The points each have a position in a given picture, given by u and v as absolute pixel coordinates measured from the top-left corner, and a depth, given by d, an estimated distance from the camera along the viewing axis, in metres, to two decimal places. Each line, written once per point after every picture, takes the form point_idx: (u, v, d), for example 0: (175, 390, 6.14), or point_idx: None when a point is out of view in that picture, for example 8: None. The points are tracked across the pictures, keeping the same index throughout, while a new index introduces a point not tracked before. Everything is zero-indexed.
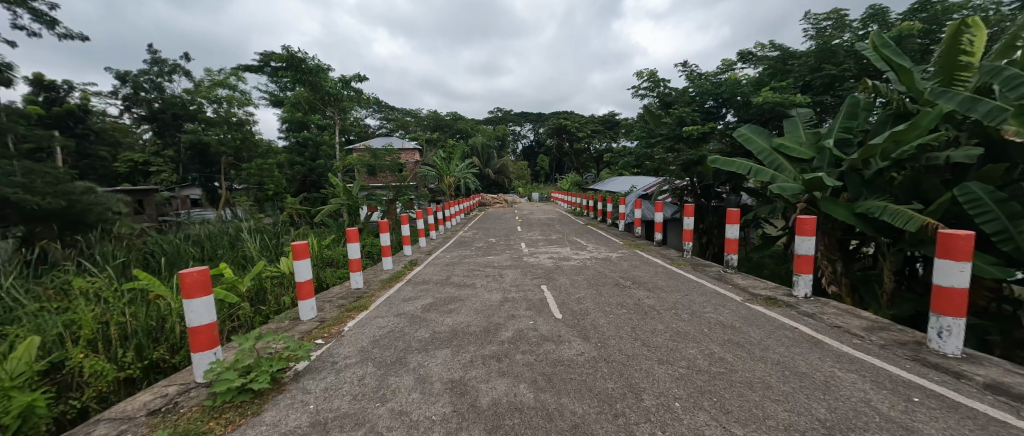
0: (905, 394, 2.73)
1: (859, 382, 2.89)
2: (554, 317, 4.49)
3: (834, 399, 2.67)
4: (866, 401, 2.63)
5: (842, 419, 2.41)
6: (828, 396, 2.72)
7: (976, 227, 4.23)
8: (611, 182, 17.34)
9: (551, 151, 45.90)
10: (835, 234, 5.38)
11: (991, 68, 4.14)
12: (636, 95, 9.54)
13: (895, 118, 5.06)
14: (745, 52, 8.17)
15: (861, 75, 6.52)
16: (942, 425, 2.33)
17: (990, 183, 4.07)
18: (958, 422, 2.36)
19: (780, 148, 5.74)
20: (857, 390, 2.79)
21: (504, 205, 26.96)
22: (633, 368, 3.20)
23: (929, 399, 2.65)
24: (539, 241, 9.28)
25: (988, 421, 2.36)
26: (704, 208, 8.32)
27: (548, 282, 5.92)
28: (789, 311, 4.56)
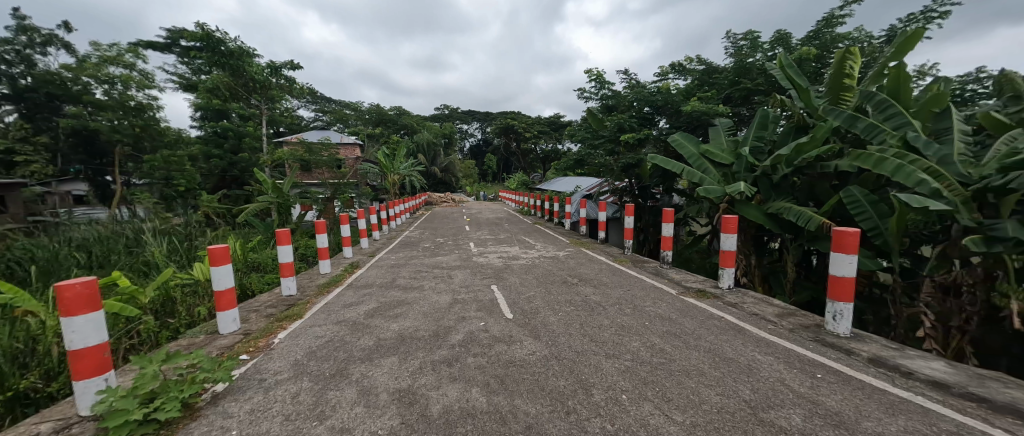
0: (810, 371, 3.11)
1: (775, 364, 3.24)
2: (505, 317, 4.45)
3: (757, 380, 2.96)
4: (782, 381, 2.95)
5: (763, 398, 2.67)
6: (751, 378, 3.01)
7: (856, 224, 4.98)
8: (558, 182, 17.78)
9: (498, 151, 46.00)
10: (750, 232, 6.03)
11: (867, 92, 4.89)
12: (581, 96, 9.85)
13: (796, 129, 5.77)
14: (678, 64, 8.74)
15: (770, 90, 7.33)
16: (840, 396, 2.69)
17: (867, 187, 4.80)
18: (850, 393, 2.74)
19: (706, 154, 6.26)
20: (774, 371, 3.12)
21: (452, 204, 26.39)
22: (584, 364, 3.26)
23: (828, 374, 3.05)
24: (487, 240, 9.23)
25: (871, 390, 2.77)
26: (641, 208, 8.84)
27: (498, 282, 5.87)
28: (716, 302, 5.00)
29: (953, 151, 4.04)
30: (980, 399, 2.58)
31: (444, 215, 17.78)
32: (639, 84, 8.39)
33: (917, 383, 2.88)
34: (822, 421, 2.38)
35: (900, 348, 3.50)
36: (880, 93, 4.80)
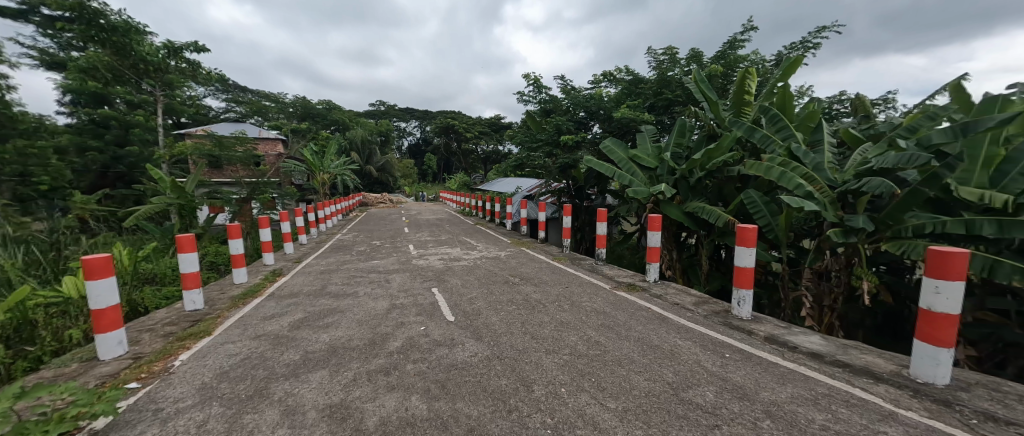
0: (721, 351, 3.52)
1: (692, 348, 3.61)
2: (447, 320, 4.37)
3: (678, 363, 3.27)
4: (699, 362, 3.29)
5: (684, 379, 2.96)
6: (673, 362, 3.31)
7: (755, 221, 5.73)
8: (498, 183, 17.92)
9: (437, 151, 44.95)
10: (672, 229, 6.63)
11: (762, 107, 5.65)
12: (520, 100, 10.05)
13: (708, 138, 6.47)
14: (608, 73, 9.31)
15: (686, 102, 8.14)
16: (743, 372, 3.08)
17: (762, 189, 5.56)
18: (751, 368, 3.15)
19: (634, 158, 6.75)
20: (692, 354, 3.47)
21: (389, 205, 25.17)
22: (525, 362, 3.31)
23: (735, 353, 3.48)
24: (427, 242, 8.99)
25: (767, 364, 3.22)
26: (578, 208, 9.24)
27: (439, 284, 5.74)
28: (643, 294, 5.42)
29: (824, 160, 4.84)
30: (845, 364, 3.13)
31: (382, 216, 16.91)
32: (574, 90, 8.79)
33: (800, 355, 3.40)
34: (730, 394, 2.70)
35: (788, 326, 4.11)
36: (771, 108, 5.58)
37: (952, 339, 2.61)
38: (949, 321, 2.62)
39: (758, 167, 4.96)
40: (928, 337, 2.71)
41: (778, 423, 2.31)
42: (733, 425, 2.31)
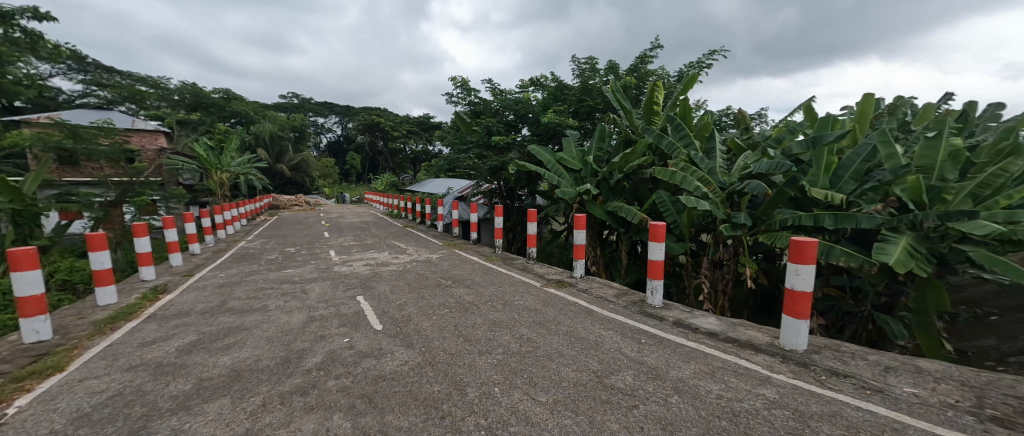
0: (637, 338, 3.88)
1: (614, 337, 3.93)
2: (374, 329, 4.14)
3: (602, 352, 3.53)
4: (619, 350, 3.59)
5: (607, 367, 3.20)
6: (597, 351, 3.57)
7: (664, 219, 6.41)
8: (428, 184, 17.43)
9: (360, 149, 42.14)
10: (595, 227, 7.11)
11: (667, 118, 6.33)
12: (448, 101, 9.92)
13: (624, 143, 7.06)
14: (535, 78, 9.63)
15: (606, 110, 8.78)
16: (656, 354, 3.44)
17: (669, 191, 6.24)
18: (663, 350, 3.53)
19: (560, 161, 7.09)
20: (613, 343, 3.77)
21: (306, 207, 22.92)
22: (459, 368, 3.27)
23: (648, 338, 3.86)
24: (350, 247, 8.39)
25: (675, 345, 3.64)
26: (509, 208, 9.42)
27: (365, 292, 5.39)
28: (571, 290, 5.74)
29: (716, 165, 5.60)
30: (734, 340, 3.67)
31: (298, 220, 15.35)
32: (503, 93, 8.94)
33: (700, 335, 3.90)
34: (645, 376, 2.99)
35: (691, 310, 4.69)
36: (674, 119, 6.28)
37: (808, 312, 3.24)
38: (806, 297, 3.24)
39: (665, 171, 5.54)
40: (792, 312, 3.29)
41: (684, 397, 2.63)
42: (648, 403, 2.56)
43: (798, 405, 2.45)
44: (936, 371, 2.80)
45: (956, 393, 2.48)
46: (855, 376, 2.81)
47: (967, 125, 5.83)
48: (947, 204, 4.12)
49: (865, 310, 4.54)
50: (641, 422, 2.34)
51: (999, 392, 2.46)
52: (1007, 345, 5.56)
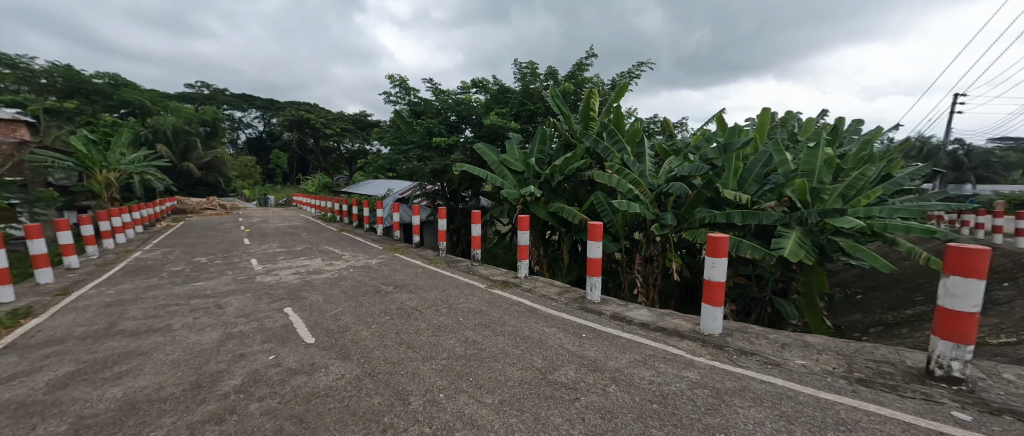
0: (577, 332, 4.05)
1: (557, 333, 4.04)
2: (305, 343, 3.77)
3: (545, 349, 3.60)
4: (561, 345, 3.70)
5: (550, 364, 3.25)
6: (540, 348, 3.64)
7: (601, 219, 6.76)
8: (365, 186, 16.50)
9: (286, 147, 38.61)
10: (538, 227, 7.28)
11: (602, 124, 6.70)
12: (386, 100, 9.51)
13: (564, 147, 7.32)
14: (477, 80, 9.58)
15: (546, 114, 9.03)
16: (595, 347, 3.60)
17: (605, 192, 6.61)
18: (601, 343, 3.70)
19: (504, 162, 7.13)
20: (556, 339, 3.86)
21: (223, 211, 20.42)
22: (402, 375, 3.10)
23: (588, 332, 4.04)
24: (276, 254, 7.62)
25: (614, 338, 3.82)
26: (453, 210, 9.28)
27: (294, 303, 4.93)
28: (516, 290, 5.83)
29: (646, 168, 6.05)
30: (663, 329, 3.99)
31: (213, 225, 13.63)
32: (445, 93, 8.79)
33: (634, 326, 4.18)
34: (586, 368, 3.09)
35: (625, 304, 5.01)
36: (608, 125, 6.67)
37: (720, 299, 3.63)
38: (719, 285, 3.64)
39: (601, 173, 5.85)
40: (708, 300, 3.66)
41: (621, 385, 2.76)
42: (589, 395, 2.64)
43: (715, 383, 2.71)
44: (819, 344, 3.31)
45: (834, 361, 2.94)
46: (760, 353, 3.21)
47: (838, 137, 6.99)
48: (825, 203, 4.90)
49: (767, 295, 5.24)
50: (583, 413, 2.40)
51: (864, 358, 2.96)
52: (870, 319, 6.76)
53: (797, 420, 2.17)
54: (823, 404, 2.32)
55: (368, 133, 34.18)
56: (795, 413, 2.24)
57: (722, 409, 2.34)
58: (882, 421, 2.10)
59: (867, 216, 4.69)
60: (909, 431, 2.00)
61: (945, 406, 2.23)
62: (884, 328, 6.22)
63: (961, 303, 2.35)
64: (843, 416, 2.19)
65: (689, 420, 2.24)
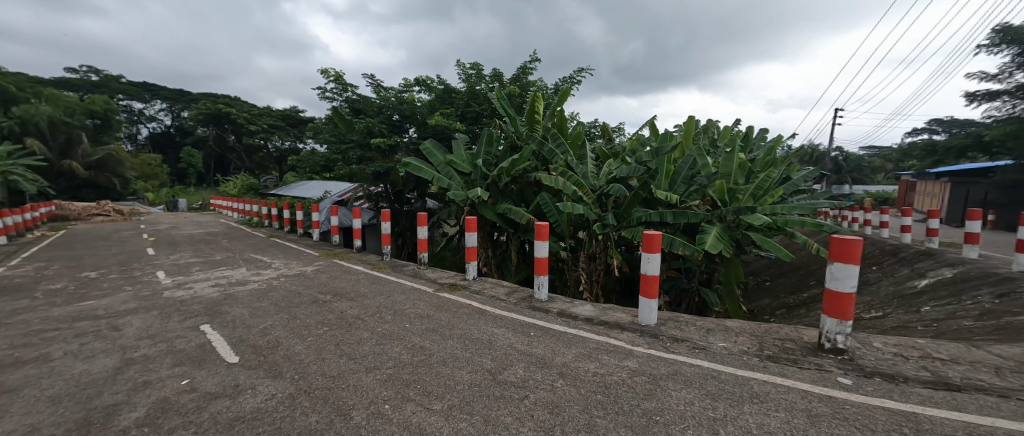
0: (525, 331, 3.41)
1: (503, 333, 3.33)
2: (222, 367, 2.54)
3: (490, 349, 2.88)
4: (511, 345, 3.00)
5: (501, 365, 2.57)
6: (485, 349, 2.90)
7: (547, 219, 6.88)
8: (298, 188, 15.19)
9: (200, 144, 34.23)
10: (486, 229, 7.22)
11: (546, 127, 6.84)
12: (321, 95, 8.86)
13: (510, 148, 7.35)
14: (420, 78, 9.27)
15: (492, 116, 9.01)
16: (547, 346, 2.99)
17: (551, 193, 6.73)
18: (551, 340, 3.16)
19: (451, 163, 6.97)
20: (504, 339, 3.16)
21: (121, 217, 17.48)
22: (312, 372, 2.41)
23: (537, 330, 3.43)
24: (188, 265, 6.63)
25: (564, 336, 3.30)
26: (398, 213, 8.92)
27: (213, 320, 3.61)
28: (466, 292, 5.26)
29: (588, 170, 6.29)
30: (603, 322, 3.79)
31: (106, 234, 11.56)
32: (386, 91, 8.41)
33: (579, 322, 3.89)
34: (531, 367, 2.56)
35: (572, 301, 4.78)
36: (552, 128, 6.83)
37: (656, 291, 3.57)
38: (653, 278, 3.59)
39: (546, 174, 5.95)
40: (644, 292, 3.61)
41: (568, 380, 2.34)
42: (539, 392, 2.18)
43: (650, 370, 2.52)
44: (737, 327, 3.42)
45: (749, 342, 3.05)
46: (689, 339, 3.21)
47: (749, 144, 7.88)
48: (740, 202, 5.49)
49: (694, 286, 5.72)
50: (530, 408, 1.97)
51: (772, 337, 3.14)
52: (777, 303, 7.68)
53: (720, 397, 2.11)
54: (740, 381, 2.33)
55: (299, 131, 31.58)
56: (716, 391, 2.18)
57: (656, 393, 2.15)
58: (786, 392, 2.17)
59: (772, 213, 5.33)
60: (807, 397, 2.10)
61: (834, 373, 2.44)
62: (788, 310, 7.11)
63: (842, 284, 2.68)
64: (756, 389, 2.21)
65: (629, 407, 2.00)
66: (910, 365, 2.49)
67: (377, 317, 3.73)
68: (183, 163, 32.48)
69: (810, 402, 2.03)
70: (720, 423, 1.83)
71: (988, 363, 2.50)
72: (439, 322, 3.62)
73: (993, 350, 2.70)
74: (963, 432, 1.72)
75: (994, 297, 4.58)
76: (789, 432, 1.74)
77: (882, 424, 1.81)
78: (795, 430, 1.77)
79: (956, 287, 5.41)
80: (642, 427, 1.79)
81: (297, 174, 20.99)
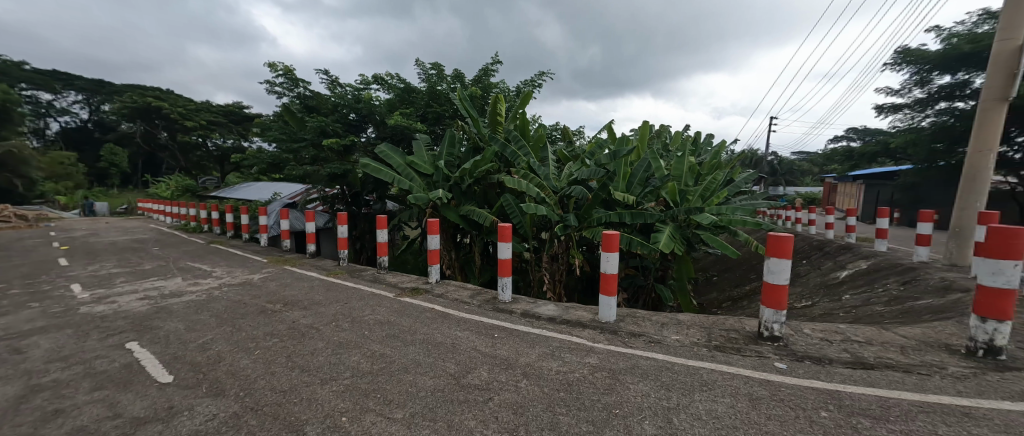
0: (490, 333, 3.40)
1: (468, 335, 3.32)
2: (152, 386, 2.30)
3: (456, 353, 2.85)
4: (474, 348, 2.98)
5: (464, 368, 2.56)
6: (451, 353, 2.86)
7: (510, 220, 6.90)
8: (243, 190, 14.10)
9: (125, 141, 30.76)
10: (449, 231, 7.10)
11: (508, 128, 6.86)
12: (269, 89, 8.30)
13: (473, 150, 7.29)
14: (378, 76, 8.95)
15: (454, 117, 8.90)
16: (510, 347, 3.00)
17: (514, 194, 6.74)
18: (513, 341, 3.19)
19: (412, 165, 6.80)
20: (468, 342, 3.13)
21: (27, 223, 15.27)
22: (259, 387, 2.25)
23: (501, 332, 3.45)
24: (111, 276, 5.94)
25: (530, 335, 3.35)
26: (355, 215, 8.58)
27: (140, 336, 3.27)
28: (428, 296, 5.14)
29: (550, 172, 6.39)
30: (566, 321, 3.87)
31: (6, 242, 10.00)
32: (342, 88, 8.05)
33: (543, 321, 3.93)
34: (498, 368, 2.57)
35: (535, 301, 4.84)
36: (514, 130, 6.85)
37: (616, 288, 3.69)
38: (613, 277, 3.71)
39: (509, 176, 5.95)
40: (604, 291, 3.72)
41: (532, 380, 2.37)
42: (503, 393, 2.19)
43: (610, 365, 2.61)
44: (688, 320, 3.63)
45: (698, 334, 3.26)
46: (645, 334, 3.36)
47: (698, 148, 8.40)
48: (690, 202, 5.82)
49: (650, 282, 6.04)
50: (494, 411, 1.97)
51: (719, 328, 3.38)
52: (723, 296, 8.26)
53: (674, 387, 2.23)
54: (692, 370, 2.48)
55: (243, 128, 29.35)
56: (671, 381, 2.31)
57: (616, 387, 2.24)
58: (731, 378, 2.35)
59: (718, 213, 5.72)
60: (749, 382, 2.28)
61: (771, 359, 2.68)
62: (732, 302, 7.67)
63: (776, 278, 2.96)
64: (705, 378, 2.36)
65: (590, 402, 2.06)
66: (834, 348, 2.78)
67: (333, 326, 3.56)
68: (104, 161, 29.05)
69: (751, 386, 2.21)
70: (673, 412, 1.93)
71: (895, 343, 2.85)
72: (400, 327, 3.53)
73: (899, 331, 3.08)
74: (875, 405, 1.95)
75: (899, 285, 5.22)
76: (735, 416, 1.87)
77: (811, 402, 2.01)
78: (739, 412, 1.91)
79: (870, 276, 6.11)
80: (602, 420, 1.85)
81: (241, 175, 19.50)
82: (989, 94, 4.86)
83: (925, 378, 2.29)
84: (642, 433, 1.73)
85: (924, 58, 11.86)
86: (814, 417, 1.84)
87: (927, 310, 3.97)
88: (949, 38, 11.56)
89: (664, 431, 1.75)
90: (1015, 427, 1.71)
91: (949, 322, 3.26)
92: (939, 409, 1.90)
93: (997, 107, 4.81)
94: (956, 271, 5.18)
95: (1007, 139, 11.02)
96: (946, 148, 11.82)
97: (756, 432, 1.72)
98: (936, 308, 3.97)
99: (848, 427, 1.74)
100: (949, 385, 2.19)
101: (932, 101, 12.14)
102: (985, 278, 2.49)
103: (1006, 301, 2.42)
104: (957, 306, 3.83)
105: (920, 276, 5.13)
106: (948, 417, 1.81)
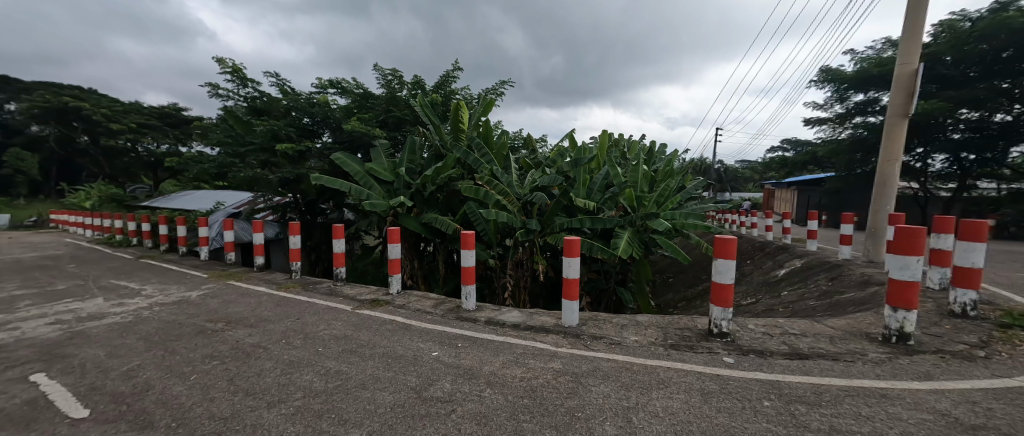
0: (453, 343, 3.33)
1: (430, 347, 3.24)
2: (67, 422, 2.03)
3: (419, 366, 2.76)
4: (436, 359, 2.91)
5: (426, 382, 2.47)
6: (412, 367, 2.76)
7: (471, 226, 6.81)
8: (180, 199, 12.90)
9: (35, 145, 27.08)
10: (411, 240, 6.88)
11: (470, 135, 6.79)
12: (212, 89, 7.71)
13: (435, 157, 7.11)
14: (335, 80, 8.57)
15: (415, 122, 8.70)
16: (471, 357, 2.95)
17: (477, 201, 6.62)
18: (476, 349, 3.16)
19: (371, 172, 6.54)
20: (429, 354, 3.03)
21: None
22: (196, 416, 2.06)
23: (465, 341, 3.38)
24: (13, 299, 5.16)
25: (494, 343, 3.32)
26: (309, 225, 8.19)
27: (49, 368, 2.86)
28: (388, 307, 4.95)
29: (512, 179, 6.35)
30: (529, 327, 3.89)
31: None
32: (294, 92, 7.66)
33: (507, 329, 3.92)
34: (463, 378, 2.52)
35: (499, 308, 4.80)
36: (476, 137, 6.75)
37: (576, 293, 3.72)
38: (574, 282, 3.75)
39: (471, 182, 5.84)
40: (567, 295, 3.77)
41: (495, 388, 2.35)
42: (466, 403, 2.15)
43: (573, 368, 2.66)
44: (646, 321, 3.79)
45: (655, 334, 3.40)
46: (607, 336, 3.45)
47: (653, 157, 8.79)
48: (646, 208, 6.01)
49: (611, 285, 6.23)
50: (457, 423, 1.93)
51: (674, 328, 3.54)
52: (678, 296, 8.69)
53: (633, 386, 2.31)
54: (650, 369, 2.57)
55: (182, 133, 26.94)
56: (631, 381, 2.38)
57: (579, 390, 2.28)
58: (684, 375, 2.46)
59: (673, 218, 5.98)
60: (701, 378, 2.40)
61: (720, 354, 2.84)
62: (686, 302, 8.08)
63: (723, 277, 3.15)
64: (661, 377, 2.46)
65: (554, 407, 2.08)
66: (774, 341, 3.01)
67: (282, 344, 3.32)
68: (9, 168, 25.39)
69: (703, 382, 2.33)
70: (632, 411, 1.99)
71: (824, 334, 3.12)
72: (358, 342, 3.37)
73: (827, 323, 3.39)
74: (809, 392, 2.13)
75: (828, 280, 5.74)
76: (688, 411, 1.96)
77: (755, 393, 2.15)
78: (692, 407, 2.00)
79: (803, 273, 6.70)
80: (566, 424, 1.87)
81: (179, 182, 17.79)
82: (895, 110, 5.52)
83: (849, 364, 2.54)
84: (603, 434, 1.77)
85: (840, 78, 13.37)
86: (758, 407, 1.97)
87: (851, 303, 4.41)
88: (861, 62, 13.09)
89: (623, 430, 1.80)
90: (922, 404, 1.93)
91: (869, 312, 3.64)
92: (862, 392, 2.10)
93: (899, 122, 5.50)
94: (872, 267, 5.79)
95: (909, 149, 12.49)
96: (862, 157, 13.23)
97: (707, 426, 1.80)
98: (858, 300, 4.41)
99: (787, 413, 1.88)
100: (870, 369, 2.43)
101: (849, 115, 13.62)
102: (895, 272, 2.80)
103: (912, 292, 2.73)
104: (875, 297, 4.27)
105: (844, 272, 5.67)
106: (869, 399, 2.01)
